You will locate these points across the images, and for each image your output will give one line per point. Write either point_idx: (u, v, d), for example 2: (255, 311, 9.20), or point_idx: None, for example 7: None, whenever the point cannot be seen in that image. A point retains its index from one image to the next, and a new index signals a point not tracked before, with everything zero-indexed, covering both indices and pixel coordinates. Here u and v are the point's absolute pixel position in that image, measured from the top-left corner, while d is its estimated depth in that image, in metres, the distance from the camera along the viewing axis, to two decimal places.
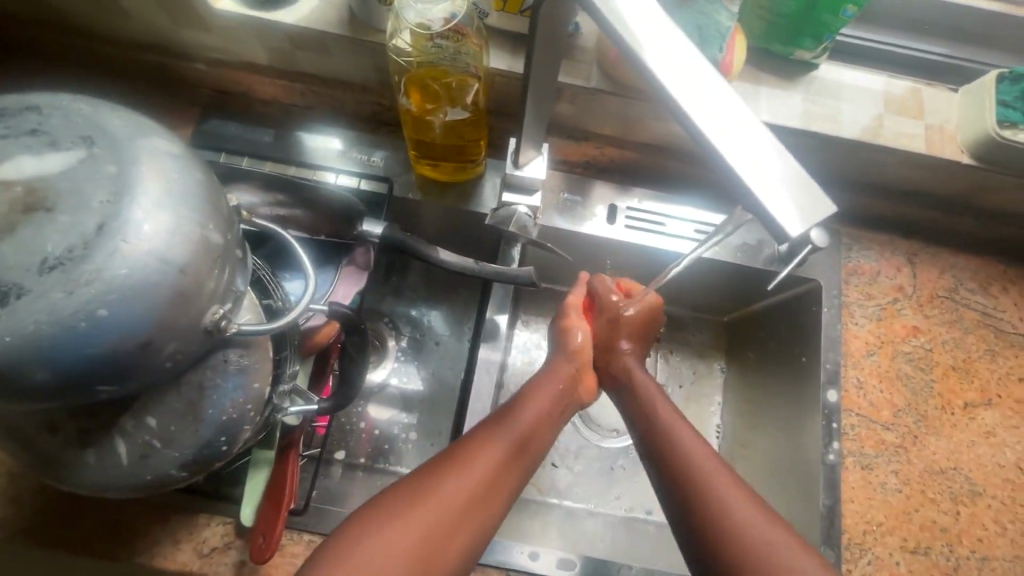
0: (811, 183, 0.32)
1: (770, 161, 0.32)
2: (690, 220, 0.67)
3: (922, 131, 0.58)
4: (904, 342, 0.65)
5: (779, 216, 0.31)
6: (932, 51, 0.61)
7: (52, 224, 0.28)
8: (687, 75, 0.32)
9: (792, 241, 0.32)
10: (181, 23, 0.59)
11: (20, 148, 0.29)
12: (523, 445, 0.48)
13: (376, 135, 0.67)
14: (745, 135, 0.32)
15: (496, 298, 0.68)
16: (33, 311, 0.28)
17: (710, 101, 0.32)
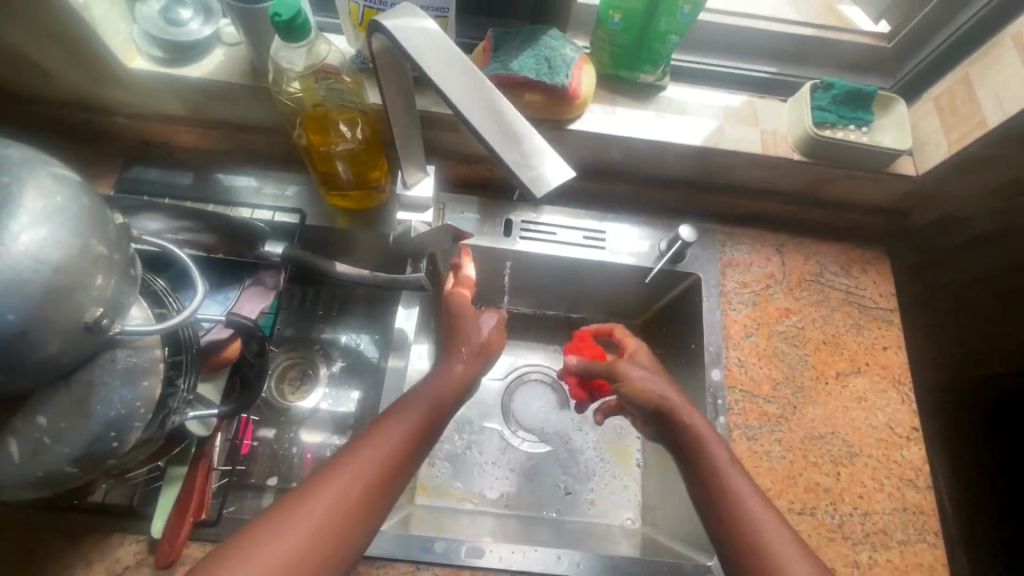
0: (547, 152, 0.35)
1: (547, 166, 0.35)
2: (579, 228, 0.75)
3: (758, 136, 0.68)
4: (778, 322, 0.72)
5: (523, 179, 0.34)
6: (763, 70, 0.72)
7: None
8: (487, 107, 0.36)
9: (537, 198, 0.34)
10: (99, 83, 0.66)
11: None
12: (431, 423, 0.52)
13: (289, 173, 0.74)
14: (515, 137, 0.35)
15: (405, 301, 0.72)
16: None
17: (524, 150, 0.35)
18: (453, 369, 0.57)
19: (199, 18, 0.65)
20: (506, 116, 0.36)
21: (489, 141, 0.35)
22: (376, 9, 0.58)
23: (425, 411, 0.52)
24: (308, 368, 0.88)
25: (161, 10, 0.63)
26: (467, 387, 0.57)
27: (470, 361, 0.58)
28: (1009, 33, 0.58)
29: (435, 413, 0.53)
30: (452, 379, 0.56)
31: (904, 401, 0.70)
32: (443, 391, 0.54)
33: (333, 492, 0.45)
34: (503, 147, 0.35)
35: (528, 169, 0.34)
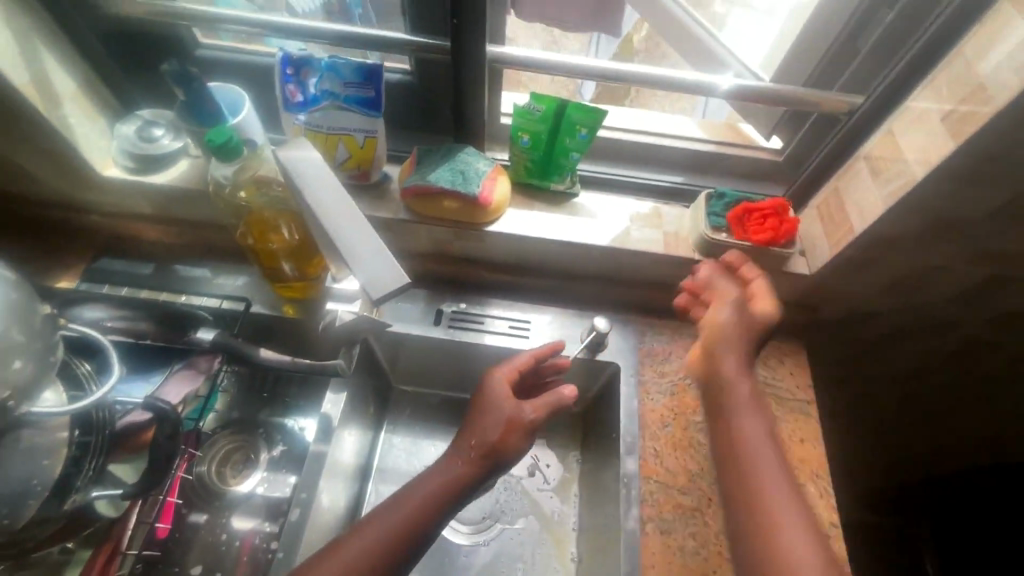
0: (394, 265, 0.41)
1: (389, 272, 0.40)
2: (506, 318, 0.80)
3: (662, 238, 0.74)
4: (695, 412, 0.74)
5: (366, 285, 0.40)
6: (669, 179, 0.79)
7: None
8: (349, 224, 0.42)
9: (377, 302, 0.40)
10: (77, 188, 0.75)
11: None
12: (422, 515, 0.58)
13: (242, 266, 0.81)
14: (368, 250, 0.41)
15: (335, 381, 0.75)
16: None
17: (369, 259, 0.41)
18: (446, 477, 0.61)
19: (169, 134, 0.74)
20: (362, 234, 0.42)
21: (343, 250, 0.41)
22: (315, 131, 0.69)
23: (416, 504, 0.59)
24: (249, 453, 0.88)
25: (138, 128, 0.73)
26: (464, 486, 0.61)
27: (476, 459, 0.62)
28: (862, 152, 0.66)
29: (439, 501, 0.60)
30: (444, 478, 0.61)
31: (821, 495, 0.70)
32: (415, 517, 0.58)
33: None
34: (353, 258, 0.41)
35: (373, 273, 0.40)
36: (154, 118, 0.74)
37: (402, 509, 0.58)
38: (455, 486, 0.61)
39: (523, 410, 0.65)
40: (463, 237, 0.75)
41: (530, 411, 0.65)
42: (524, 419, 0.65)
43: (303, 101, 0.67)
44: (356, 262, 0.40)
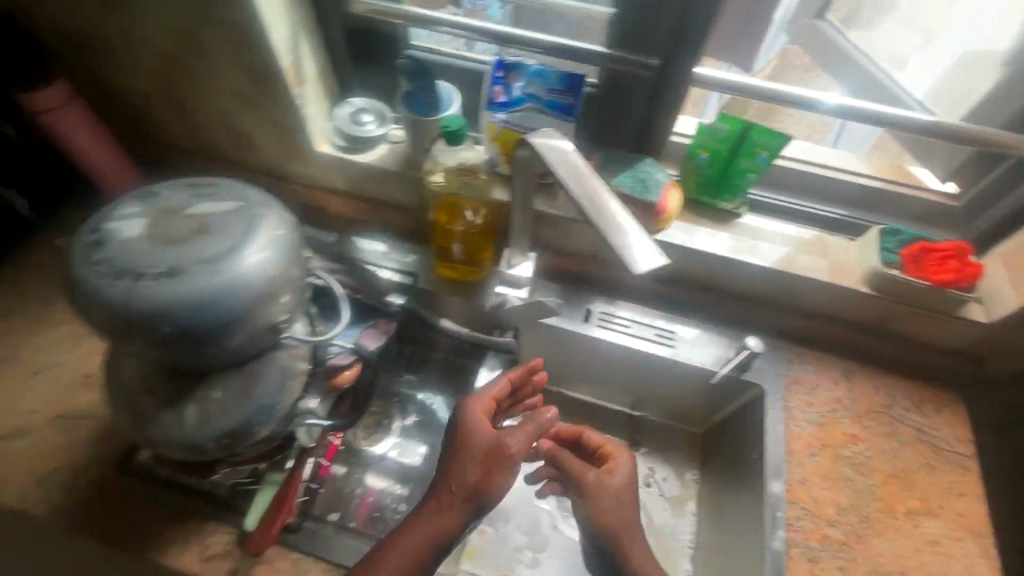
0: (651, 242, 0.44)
1: (646, 248, 0.43)
2: (652, 325, 0.82)
3: (827, 266, 0.75)
4: (844, 447, 0.73)
5: (629, 256, 0.43)
6: (835, 211, 0.80)
7: (200, 242, 0.46)
8: (603, 205, 0.47)
9: (639, 272, 0.42)
10: (291, 159, 0.86)
11: (204, 199, 0.49)
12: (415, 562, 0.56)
13: (412, 246, 0.89)
14: (624, 226, 0.45)
15: (489, 359, 0.79)
16: (176, 286, 0.44)
17: (628, 236, 0.44)
18: (439, 524, 0.57)
19: (376, 122, 0.83)
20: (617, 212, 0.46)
21: (603, 228, 0.45)
22: (512, 129, 0.75)
23: (409, 553, 0.56)
24: (385, 419, 0.96)
25: (352, 114, 0.83)
26: (452, 531, 0.58)
27: (458, 503, 0.58)
28: None
29: (434, 546, 0.57)
30: (433, 525, 0.57)
31: (984, 555, 0.66)
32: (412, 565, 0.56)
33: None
34: (612, 234, 0.45)
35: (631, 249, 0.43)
36: (367, 107, 0.84)
37: (394, 554, 0.56)
38: (439, 524, 0.57)
39: (504, 439, 0.62)
40: None
41: (515, 451, 0.61)
42: (506, 453, 0.61)
43: (506, 101, 0.74)
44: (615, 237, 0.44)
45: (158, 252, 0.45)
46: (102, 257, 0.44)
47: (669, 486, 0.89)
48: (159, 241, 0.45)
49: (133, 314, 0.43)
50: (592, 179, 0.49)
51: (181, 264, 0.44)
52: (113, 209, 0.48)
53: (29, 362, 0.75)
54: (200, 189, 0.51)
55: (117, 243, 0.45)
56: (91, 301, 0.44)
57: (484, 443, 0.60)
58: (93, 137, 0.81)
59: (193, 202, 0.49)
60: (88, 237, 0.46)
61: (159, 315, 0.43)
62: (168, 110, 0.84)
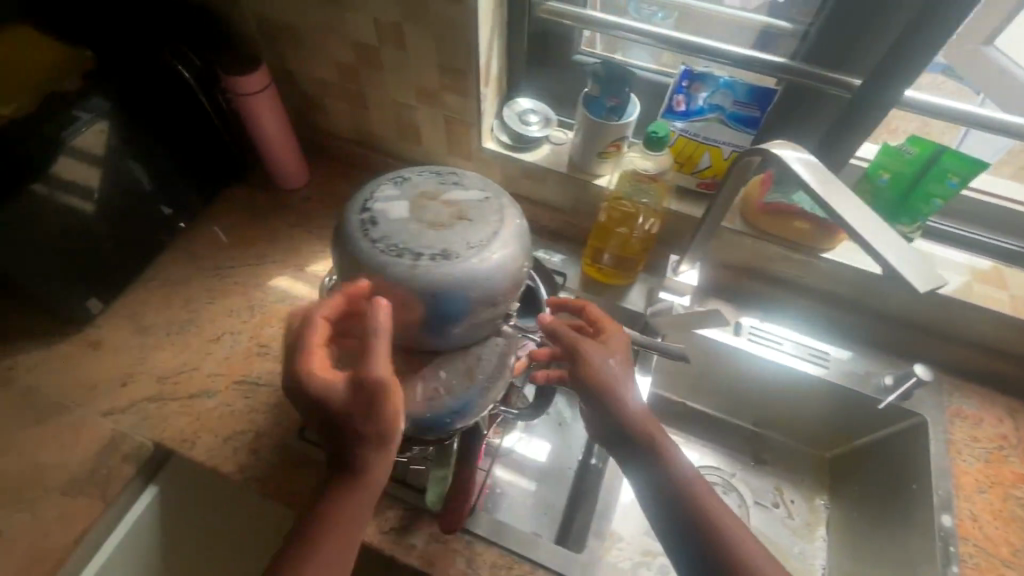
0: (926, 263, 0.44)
1: (925, 268, 0.43)
2: (803, 344, 0.81)
3: (1007, 299, 0.73)
4: (1014, 486, 0.71)
5: (904, 272, 0.43)
6: (1006, 241, 0.77)
7: (464, 227, 0.49)
8: (866, 219, 0.48)
9: (917, 290, 0.43)
10: (453, 152, 0.89)
11: (452, 186, 0.52)
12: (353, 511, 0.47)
13: (558, 245, 0.91)
14: (893, 242, 0.46)
15: (641, 364, 0.82)
16: (442, 268, 0.46)
17: (902, 254, 0.45)
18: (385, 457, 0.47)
19: (541, 123, 0.85)
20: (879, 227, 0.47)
21: (874, 243, 0.46)
22: (690, 137, 0.77)
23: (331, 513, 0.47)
24: None
25: (519, 114, 0.86)
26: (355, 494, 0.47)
27: (363, 448, 0.46)
28: None
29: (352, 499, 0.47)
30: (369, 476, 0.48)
31: None
32: (357, 501, 0.47)
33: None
34: (882, 248, 0.45)
35: (912, 268, 0.44)
36: (533, 109, 0.86)
37: (350, 499, 0.47)
38: (359, 479, 0.47)
39: (360, 370, 0.44)
40: (789, 257, 0.78)
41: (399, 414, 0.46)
42: (353, 377, 0.45)
43: (685, 111, 0.75)
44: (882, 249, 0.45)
45: (428, 233, 0.48)
46: (380, 235, 0.48)
47: (797, 512, 0.86)
48: (426, 223, 0.48)
49: (410, 290, 0.46)
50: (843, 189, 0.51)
51: (452, 248, 0.47)
52: (375, 189, 0.51)
53: (209, 327, 0.80)
54: (446, 176, 0.53)
55: (391, 222, 0.48)
56: (371, 275, 0.47)
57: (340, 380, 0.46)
58: (277, 122, 0.86)
59: (444, 188, 0.52)
60: (361, 216, 0.49)
61: (433, 294, 0.46)
62: (346, 99, 0.88)
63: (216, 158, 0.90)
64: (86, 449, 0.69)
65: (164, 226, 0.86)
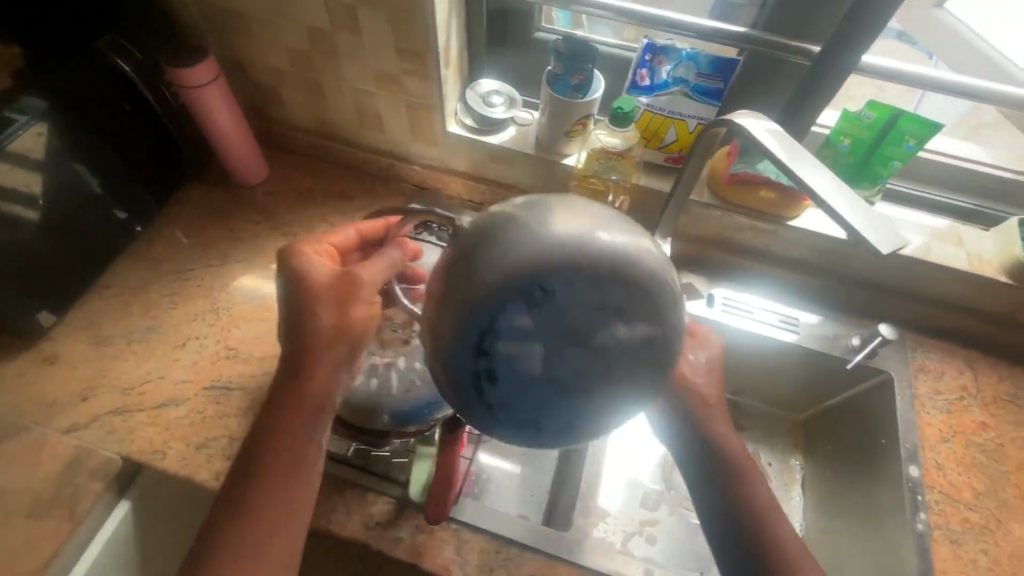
0: (888, 224, 0.45)
1: (887, 231, 0.45)
2: (776, 311, 0.83)
3: (965, 256, 0.75)
4: (975, 434, 0.74)
5: (868, 234, 0.44)
6: (965, 201, 0.80)
7: (614, 388, 0.37)
8: (825, 183, 0.49)
9: (883, 254, 0.43)
10: (419, 138, 0.86)
11: (609, 324, 0.36)
12: (315, 401, 0.53)
13: None
14: (856, 205, 0.47)
15: None
16: (575, 436, 0.39)
17: (863, 219, 0.46)
18: (343, 352, 0.54)
19: (506, 103, 0.84)
20: (841, 191, 0.48)
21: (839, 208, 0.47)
22: (656, 113, 0.76)
23: (296, 403, 0.52)
24: None
25: (483, 96, 0.84)
26: (317, 383, 0.53)
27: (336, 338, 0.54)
28: None
29: (320, 397, 0.53)
30: (323, 367, 0.53)
31: None
32: (311, 402, 0.53)
33: (268, 508, 0.49)
34: (845, 213, 0.46)
35: (873, 230, 0.45)
36: (497, 89, 0.85)
37: (303, 392, 0.53)
38: (306, 375, 0.53)
39: (311, 273, 0.56)
40: (756, 227, 0.79)
41: (359, 314, 0.54)
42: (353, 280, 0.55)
43: (650, 85, 0.75)
44: (846, 213, 0.46)
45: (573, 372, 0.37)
46: (499, 398, 0.38)
47: (774, 472, 0.88)
48: (558, 388, 0.37)
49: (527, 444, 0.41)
50: (804, 154, 0.52)
51: (577, 422, 0.38)
52: (491, 303, 0.36)
53: (173, 333, 0.77)
54: (610, 291, 0.36)
55: (515, 380, 0.37)
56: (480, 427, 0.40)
57: (315, 285, 0.56)
58: (230, 117, 0.82)
59: (591, 326, 0.36)
60: (476, 365, 0.37)
61: None
62: (302, 87, 0.85)
63: (167, 156, 0.86)
64: (49, 467, 0.67)
65: (111, 229, 0.81)
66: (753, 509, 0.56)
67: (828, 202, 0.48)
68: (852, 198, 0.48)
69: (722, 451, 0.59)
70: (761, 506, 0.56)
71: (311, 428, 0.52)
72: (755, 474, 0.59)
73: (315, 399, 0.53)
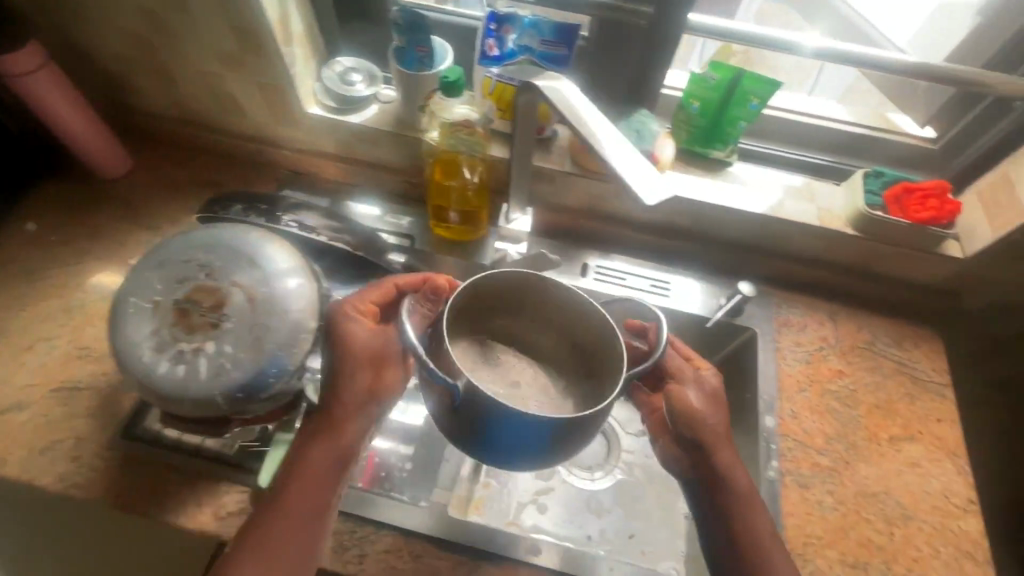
0: (655, 175, 0.48)
1: (654, 182, 0.47)
2: (647, 277, 0.84)
3: (816, 211, 0.77)
4: (830, 381, 0.77)
5: (636, 185, 0.47)
6: (819, 157, 0.83)
7: None
8: (606, 139, 0.50)
9: (648, 203, 0.46)
10: (281, 121, 0.84)
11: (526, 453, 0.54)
12: (341, 454, 0.53)
13: (405, 207, 0.89)
14: (631, 158, 0.48)
15: None
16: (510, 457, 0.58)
17: (634, 171, 0.48)
18: (367, 412, 0.54)
19: (366, 80, 0.82)
20: (621, 146, 0.49)
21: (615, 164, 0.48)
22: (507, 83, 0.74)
23: (327, 450, 0.52)
24: None
25: (340, 74, 0.81)
26: (347, 438, 0.53)
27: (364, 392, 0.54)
28: None
29: (344, 449, 0.53)
30: (353, 422, 0.54)
31: (959, 473, 0.71)
32: (331, 451, 0.52)
33: (276, 543, 0.49)
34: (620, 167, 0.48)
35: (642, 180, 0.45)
36: (355, 66, 0.82)
37: (332, 438, 0.53)
38: (342, 424, 0.53)
39: (353, 334, 0.53)
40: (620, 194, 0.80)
41: (378, 372, 0.55)
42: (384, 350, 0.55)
43: (499, 56, 0.73)
44: (620, 166, 0.48)
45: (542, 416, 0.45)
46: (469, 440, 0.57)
47: None
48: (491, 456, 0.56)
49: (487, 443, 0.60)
50: (594, 115, 0.52)
51: None
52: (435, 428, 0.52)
53: (18, 336, 0.73)
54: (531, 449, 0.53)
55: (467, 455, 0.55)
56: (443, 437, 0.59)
57: (348, 344, 0.53)
58: (68, 109, 0.78)
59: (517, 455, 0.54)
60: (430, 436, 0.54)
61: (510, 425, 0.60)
62: (150, 72, 0.81)
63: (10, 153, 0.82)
64: None
65: None
66: (751, 552, 0.56)
67: (608, 158, 0.48)
68: (631, 152, 0.49)
69: (721, 487, 0.57)
70: (759, 548, 0.56)
71: (331, 480, 0.52)
72: (754, 515, 0.57)
73: (343, 451, 0.53)
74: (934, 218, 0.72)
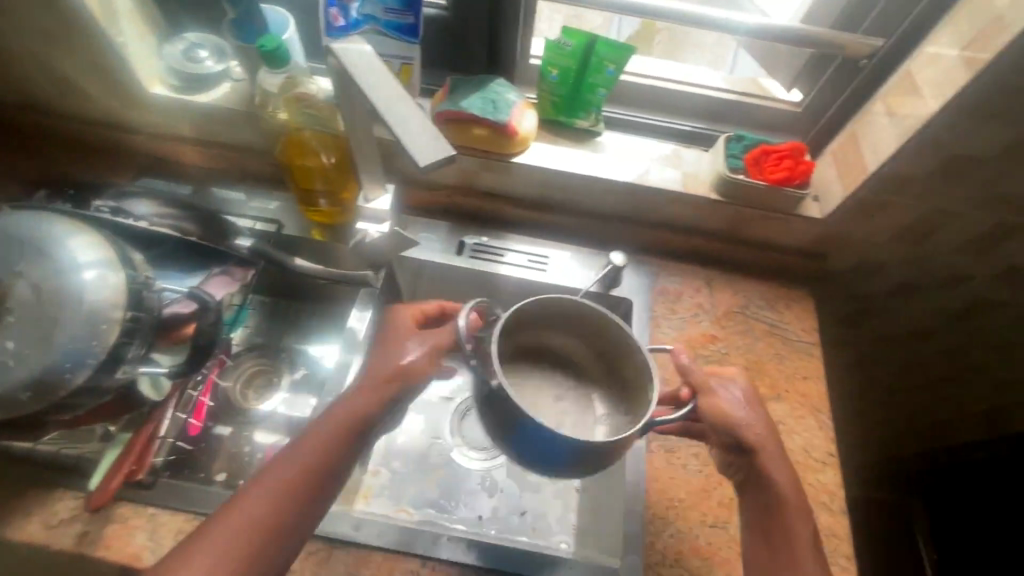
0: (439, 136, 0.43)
1: (435, 144, 0.43)
2: (526, 251, 0.82)
3: (682, 177, 0.78)
4: (703, 346, 0.78)
5: (412, 149, 0.43)
6: (689, 125, 0.83)
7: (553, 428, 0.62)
8: (391, 103, 0.47)
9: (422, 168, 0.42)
10: (127, 105, 0.78)
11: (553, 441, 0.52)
12: (336, 449, 0.51)
13: (274, 192, 0.85)
14: (414, 122, 0.45)
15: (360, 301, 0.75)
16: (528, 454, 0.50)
17: (418, 133, 0.44)
18: (376, 400, 0.53)
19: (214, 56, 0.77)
20: (405, 109, 0.46)
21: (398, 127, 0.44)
22: None
23: (320, 440, 0.51)
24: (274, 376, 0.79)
25: (185, 51, 0.77)
26: (342, 439, 0.52)
27: (378, 387, 0.54)
28: (879, 97, 0.69)
29: (338, 442, 0.51)
30: (346, 420, 0.52)
31: (821, 428, 0.73)
32: (325, 448, 0.51)
33: (242, 520, 0.47)
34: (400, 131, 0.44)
35: (421, 146, 0.43)
36: (201, 42, 0.78)
37: (329, 430, 0.52)
38: (340, 420, 0.52)
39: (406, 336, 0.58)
40: (487, 168, 0.78)
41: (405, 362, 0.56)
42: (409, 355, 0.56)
43: (345, 26, 0.69)
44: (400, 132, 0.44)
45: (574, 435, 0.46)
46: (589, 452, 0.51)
47: None
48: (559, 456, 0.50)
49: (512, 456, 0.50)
50: (386, 76, 0.49)
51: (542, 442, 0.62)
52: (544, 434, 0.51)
53: None
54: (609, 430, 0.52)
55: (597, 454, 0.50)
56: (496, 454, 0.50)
57: (395, 338, 0.58)
58: None
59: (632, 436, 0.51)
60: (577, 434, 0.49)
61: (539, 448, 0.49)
62: None
63: None
64: None
65: None
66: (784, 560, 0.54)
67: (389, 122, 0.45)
68: (416, 116, 0.45)
69: (774, 494, 0.56)
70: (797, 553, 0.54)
71: (321, 477, 0.50)
72: (795, 518, 0.55)
73: (339, 445, 0.51)
74: (790, 179, 0.73)
